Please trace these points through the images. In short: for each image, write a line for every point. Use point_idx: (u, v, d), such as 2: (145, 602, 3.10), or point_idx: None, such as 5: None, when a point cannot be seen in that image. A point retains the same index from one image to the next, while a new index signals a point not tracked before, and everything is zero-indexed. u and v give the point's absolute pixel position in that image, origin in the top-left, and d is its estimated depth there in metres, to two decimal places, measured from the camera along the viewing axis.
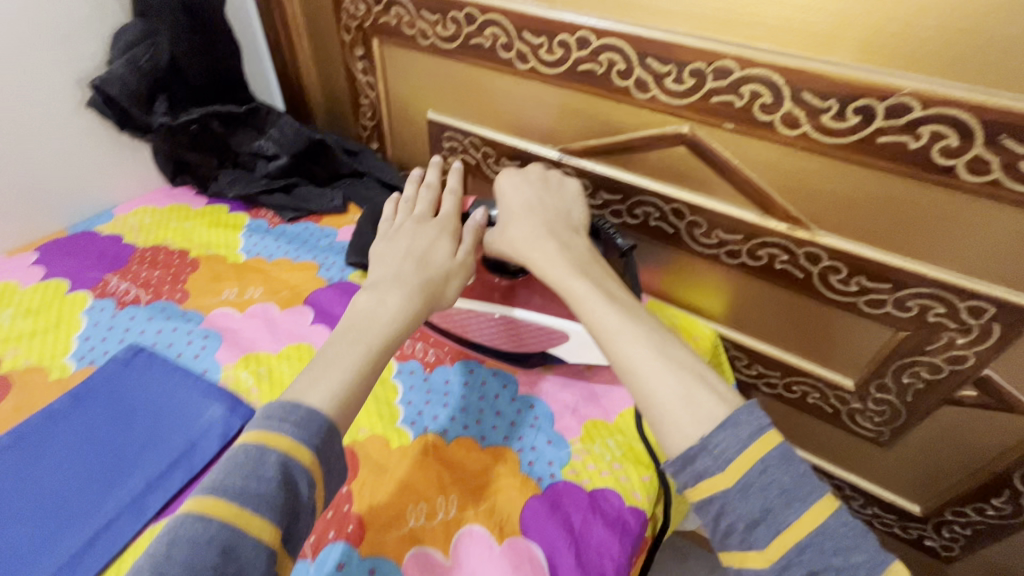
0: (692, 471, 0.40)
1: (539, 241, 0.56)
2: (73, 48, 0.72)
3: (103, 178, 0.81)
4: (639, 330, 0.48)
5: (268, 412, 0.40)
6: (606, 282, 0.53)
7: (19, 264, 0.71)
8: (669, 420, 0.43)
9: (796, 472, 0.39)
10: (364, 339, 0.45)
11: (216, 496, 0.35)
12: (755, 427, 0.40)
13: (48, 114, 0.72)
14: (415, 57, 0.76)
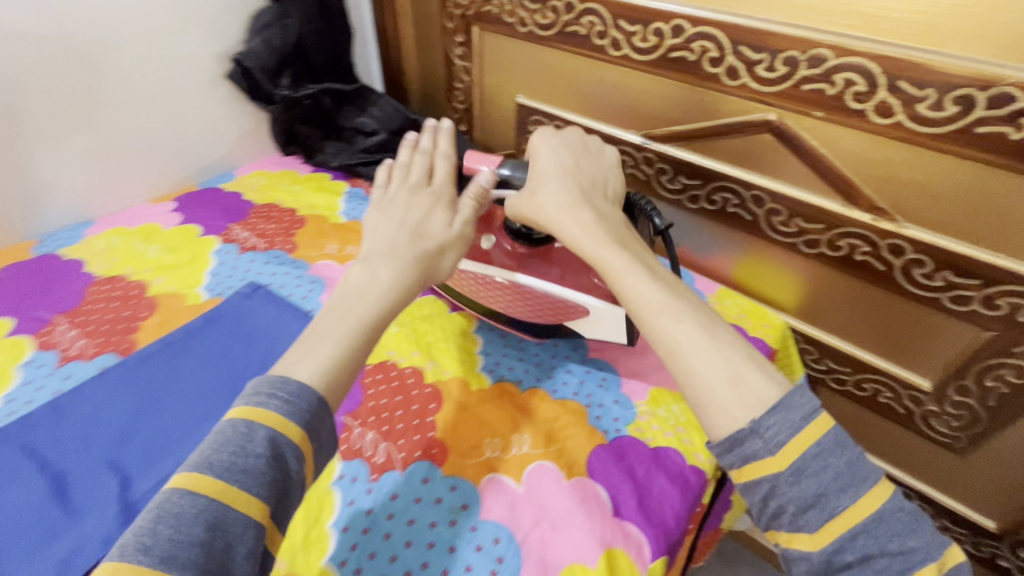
0: (741, 455, 0.38)
1: (570, 208, 0.51)
2: (219, 28, 0.83)
3: (231, 143, 0.92)
4: (681, 304, 0.44)
5: (256, 387, 0.39)
6: (642, 252, 0.49)
7: (161, 210, 0.83)
8: (715, 405, 0.39)
9: (850, 457, 0.38)
10: (359, 312, 0.44)
11: (204, 472, 0.35)
12: (809, 410, 0.38)
13: (192, 82, 0.84)
14: (512, 44, 0.81)
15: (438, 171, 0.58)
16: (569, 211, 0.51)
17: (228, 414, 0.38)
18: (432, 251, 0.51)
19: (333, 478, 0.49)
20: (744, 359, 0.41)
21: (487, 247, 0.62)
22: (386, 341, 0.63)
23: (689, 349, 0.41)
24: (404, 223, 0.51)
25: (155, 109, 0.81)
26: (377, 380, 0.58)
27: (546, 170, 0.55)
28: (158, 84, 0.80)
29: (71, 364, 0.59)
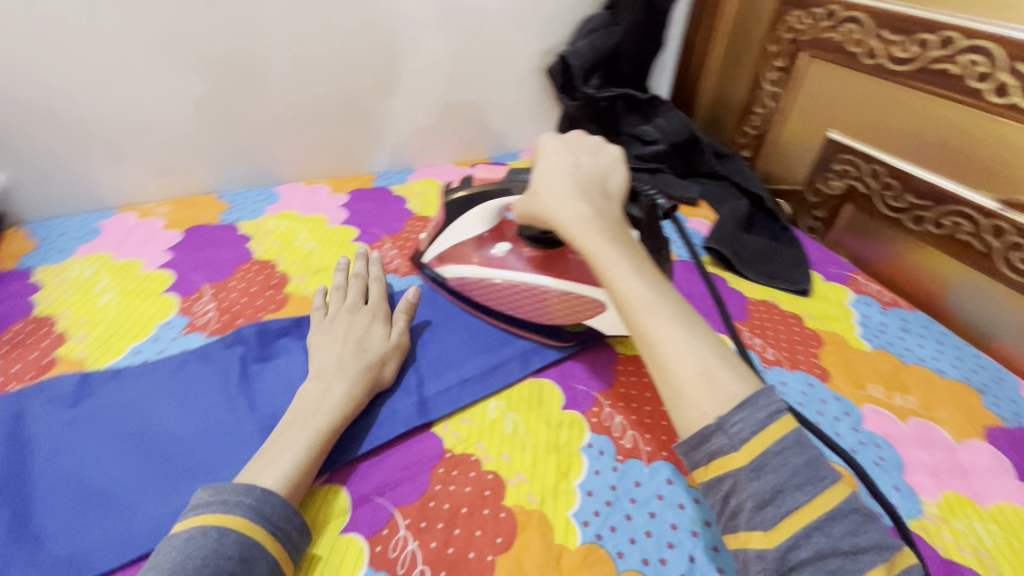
0: (707, 452, 0.35)
1: (573, 198, 0.46)
2: (553, 28, 0.91)
3: (525, 128, 1.01)
4: (666, 296, 0.41)
5: (218, 493, 0.38)
6: (626, 239, 0.45)
7: (462, 172, 0.96)
8: (688, 399, 0.36)
9: (811, 456, 0.34)
10: (327, 408, 0.47)
11: (180, 569, 0.33)
12: (775, 411, 0.35)
13: (513, 72, 0.93)
14: (845, 76, 0.76)
15: (370, 292, 0.61)
16: (570, 201, 0.46)
17: (190, 524, 0.37)
18: (377, 361, 0.53)
19: (583, 443, 0.52)
20: (715, 351, 0.38)
21: (502, 255, 0.60)
22: None
23: (671, 346, 0.38)
24: (348, 340, 0.53)
25: (482, 89, 0.93)
26: (629, 371, 0.60)
27: (552, 166, 0.48)
28: (490, 70, 0.91)
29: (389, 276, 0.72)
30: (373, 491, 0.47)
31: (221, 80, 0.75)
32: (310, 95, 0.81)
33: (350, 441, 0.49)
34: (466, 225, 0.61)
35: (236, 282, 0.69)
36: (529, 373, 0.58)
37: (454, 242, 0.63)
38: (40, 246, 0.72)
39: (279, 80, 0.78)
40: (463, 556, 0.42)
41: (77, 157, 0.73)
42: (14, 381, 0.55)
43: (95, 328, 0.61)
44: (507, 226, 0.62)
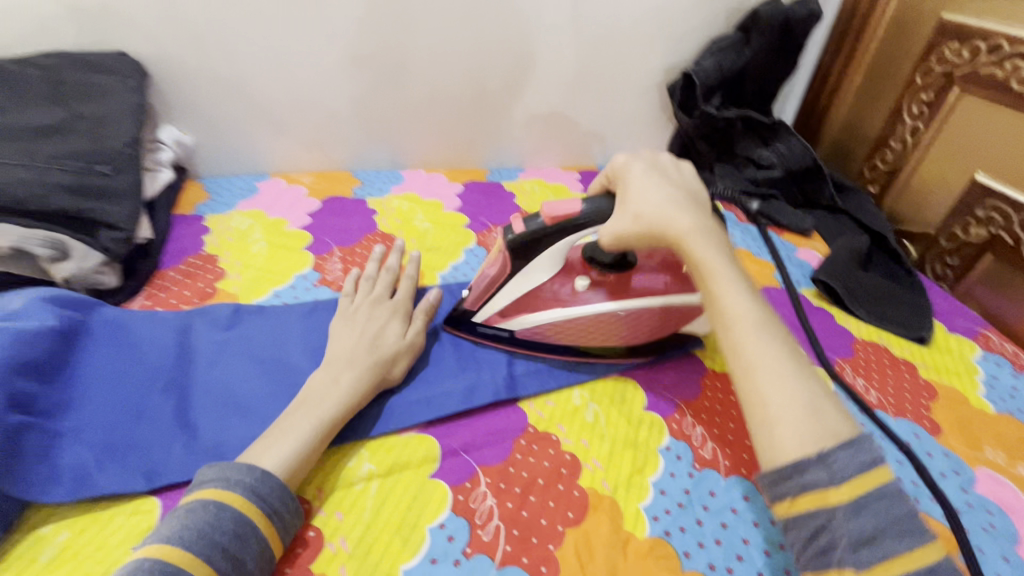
0: (801, 484, 0.35)
1: (688, 210, 0.45)
2: (681, 45, 0.90)
3: (637, 141, 1.02)
4: (774, 324, 0.41)
5: (222, 471, 0.41)
6: (730, 256, 0.45)
7: (569, 177, 0.98)
8: (796, 430, 0.37)
9: (911, 510, 0.35)
10: (333, 399, 0.48)
11: (175, 540, 0.36)
12: (876, 457, 0.36)
13: (634, 86, 0.94)
14: (1003, 116, 0.71)
15: (397, 288, 0.61)
16: (685, 212, 0.45)
17: (194, 497, 0.40)
18: (386, 360, 0.53)
19: (661, 444, 0.53)
20: (819, 385, 0.39)
21: (583, 289, 0.56)
22: None
23: (786, 373, 0.38)
24: (365, 334, 0.54)
25: (601, 99, 0.94)
26: (715, 387, 0.59)
27: (652, 178, 0.47)
28: (612, 83, 0.93)
29: None
30: (459, 448, 0.51)
31: (370, 73, 0.83)
32: (442, 92, 0.87)
33: (444, 399, 0.54)
34: (534, 273, 0.54)
35: (362, 249, 0.78)
36: (615, 369, 0.60)
37: (525, 290, 0.55)
38: (208, 198, 0.83)
39: (418, 76, 0.85)
40: (536, 520, 0.46)
41: (247, 128, 0.85)
42: (184, 303, 0.66)
43: (248, 270, 0.71)
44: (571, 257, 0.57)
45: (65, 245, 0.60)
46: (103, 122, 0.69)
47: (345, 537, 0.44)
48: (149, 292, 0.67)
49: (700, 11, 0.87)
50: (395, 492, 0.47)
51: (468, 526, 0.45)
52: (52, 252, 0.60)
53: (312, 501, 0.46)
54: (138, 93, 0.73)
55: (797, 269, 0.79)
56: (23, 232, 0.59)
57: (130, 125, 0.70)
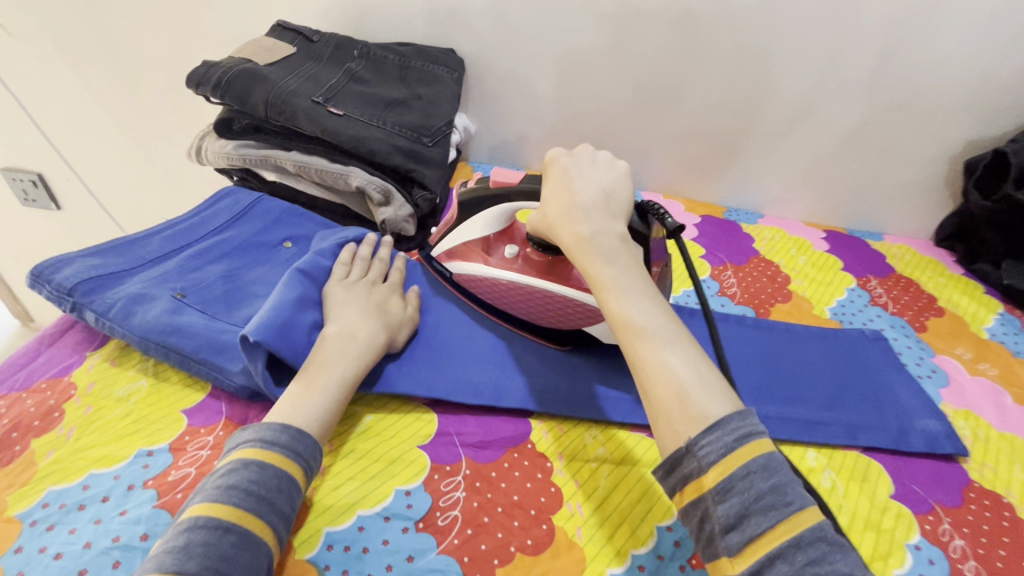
0: (680, 476, 0.38)
1: (579, 216, 0.50)
2: (997, 120, 0.81)
3: (902, 212, 0.93)
4: (656, 319, 0.44)
5: (259, 431, 0.44)
6: (623, 252, 0.48)
7: (813, 234, 0.91)
8: (661, 419, 0.39)
9: (779, 483, 0.35)
10: (354, 353, 0.52)
11: (223, 499, 0.39)
12: (744, 434, 0.37)
13: (919, 154, 0.86)
14: None
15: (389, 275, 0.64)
16: (576, 219, 0.50)
17: (232, 457, 0.42)
18: (393, 324, 0.57)
19: (909, 540, 0.48)
20: (691, 370, 0.40)
21: (511, 256, 0.64)
22: (1008, 478, 0.55)
23: (650, 367, 0.41)
24: (371, 303, 0.58)
25: (874, 160, 0.88)
26: (983, 504, 0.52)
27: (557, 187, 0.53)
28: (895, 145, 0.86)
29: (724, 298, 0.74)
30: None
31: (646, 96, 0.89)
32: (705, 124, 0.89)
33: None
34: (472, 227, 0.64)
35: None
36: (855, 445, 0.56)
37: (463, 240, 0.65)
38: (476, 180, 0.96)
39: (687, 107, 0.88)
40: None
41: (521, 127, 0.97)
42: None
43: None
44: (517, 232, 0.67)
45: (391, 194, 0.75)
46: (431, 103, 0.83)
47: (581, 503, 0.48)
48: None
49: None
50: (628, 480, 0.50)
51: (694, 539, 0.46)
52: (381, 197, 0.75)
53: (553, 461, 0.51)
54: (456, 85, 0.88)
55: None
56: (368, 178, 0.74)
57: (449, 109, 0.84)
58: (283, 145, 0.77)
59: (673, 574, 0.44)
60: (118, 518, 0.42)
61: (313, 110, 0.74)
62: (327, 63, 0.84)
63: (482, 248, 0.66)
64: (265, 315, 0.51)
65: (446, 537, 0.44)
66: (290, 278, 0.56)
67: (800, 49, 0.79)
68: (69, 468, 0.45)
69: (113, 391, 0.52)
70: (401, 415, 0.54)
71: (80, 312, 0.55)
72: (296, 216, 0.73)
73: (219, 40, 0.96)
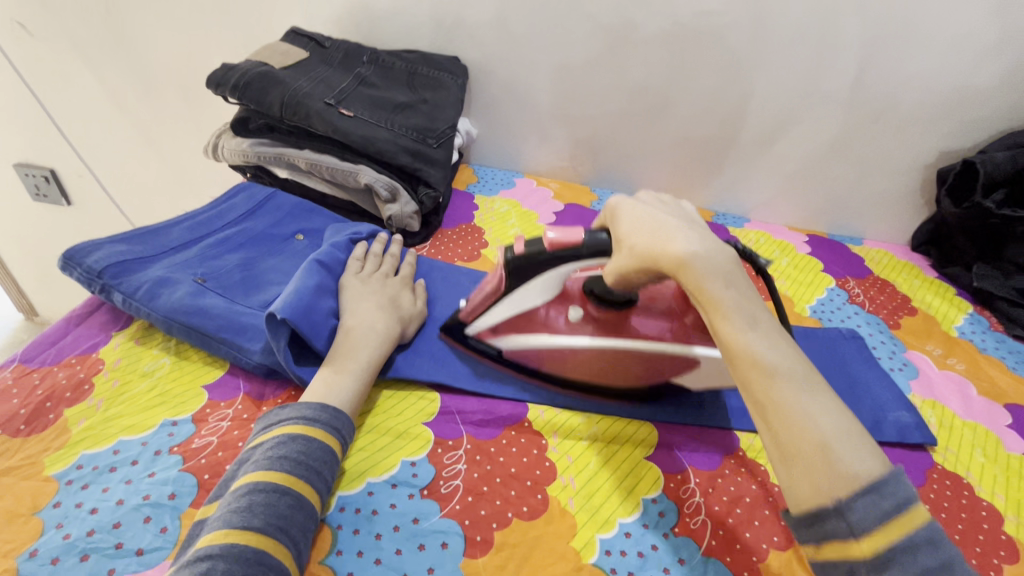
0: (819, 533, 0.35)
1: (682, 239, 0.44)
2: (967, 132, 0.86)
3: (881, 218, 0.98)
4: (788, 359, 0.39)
5: (300, 409, 0.48)
6: (742, 278, 0.42)
7: (796, 238, 0.96)
8: (802, 471, 0.35)
9: (947, 559, 0.32)
10: (373, 342, 0.56)
11: (275, 466, 0.43)
12: (902, 500, 0.33)
13: (896, 163, 0.91)
14: None
15: (399, 270, 0.68)
16: (676, 240, 0.44)
17: (278, 431, 0.46)
18: (405, 318, 0.61)
19: None
20: (836, 418, 0.36)
21: (574, 319, 0.59)
22: (968, 461, 0.59)
23: (790, 412, 0.36)
24: (386, 297, 0.62)
25: (853, 169, 0.93)
26: (944, 484, 0.56)
27: (646, 212, 0.48)
28: (872, 155, 0.91)
29: None
30: (672, 443, 0.56)
31: (639, 104, 0.93)
32: (695, 132, 0.94)
33: (667, 400, 0.60)
34: (528, 294, 0.58)
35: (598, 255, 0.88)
36: None
37: (517, 312, 0.59)
38: (477, 182, 1.01)
39: (677, 116, 0.93)
40: (740, 530, 0.49)
41: (522, 133, 1.02)
42: (457, 258, 0.81)
43: (505, 245, 0.85)
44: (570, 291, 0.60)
45: (398, 192, 0.79)
46: (436, 107, 0.88)
47: (573, 476, 0.52)
48: (434, 243, 0.84)
49: (1000, 100, 0.83)
50: (618, 456, 0.54)
51: (677, 510, 0.50)
52: (388, 195, 0.79)
53: (548, 439, 0.55)
54: (460, 90, 0.92)
55: None
56: (376, 176, 0.79)
57: (453, 113, 0.89)
58: (296, 143, 0.81)
59: (657, 540, 0.48)
60: (147, 479, 0.45)
61: (325, 112, 0.78)
62: (338, 68, 0.88)
63: (538, 316, 0.60)
64: (287, 297, 0.55)
65: (448, 503, 0.48)
66: (308, 266, 0.60)
67: (784, 64, 0.85)
68: (100, 434, 0.49)
69: (138, 366, 0.55)
70: (407, 395, 0.58)
71: (109, 294, 0.59)
72: (308, 211, 0.77)
73: (232, 45, 1.01)
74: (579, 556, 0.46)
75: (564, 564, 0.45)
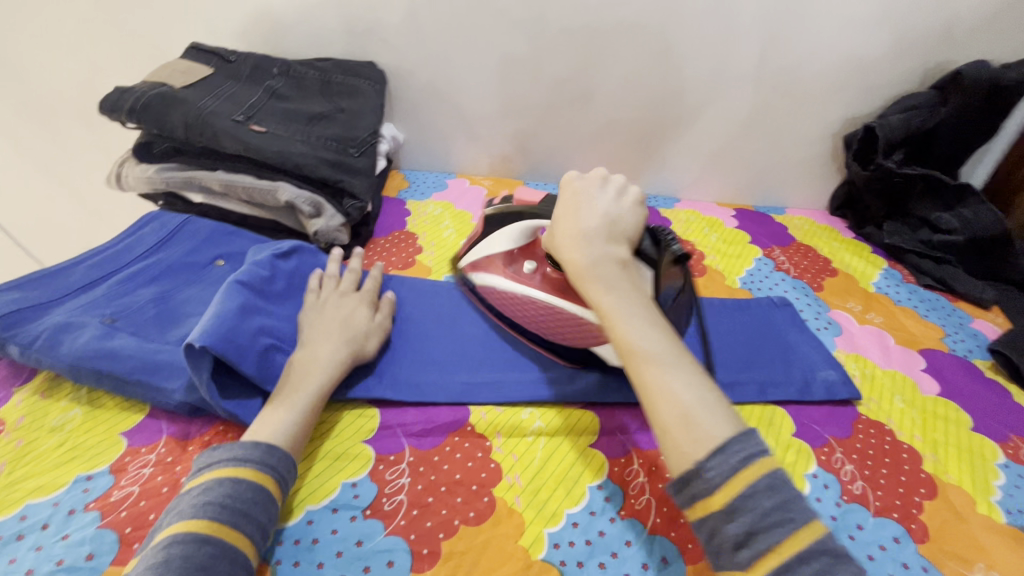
0: (688, 494, 0.38)
1: (580, 247, 0.51)
2: (867, 99, 0.91)
3: (800, 188, 1.03)
4: (657, 345, 0.44)
5: (229, 450, 0.45)
6: (626, 281, 0.48)
7: (723, 212, 0.99)
8: (668, 439, 0.40)
9: (782, 500, 0.36)
10: (317, 372, 0.53)
11: (200, 514, 0.41)
12: (746, 455, 0.37)
13: (808, 134, 0.96)
14: None
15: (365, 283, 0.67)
16: (577, 245, 0.51)
17: (209, 475, 0.44)
18: (361, 338, 0.59)
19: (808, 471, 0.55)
20: (695, 391, 0.41)
21: (529, 271, 0.65)
22: (889, 409, 0.63)
23: (653, 388, 0.42)
24: (336, 318, 0.59)
25: (769, 142, 0.97)
26: (869, 433, 0.60)
27: (567, 217, 0.54)
28: (786, 128, 0.95)
29: None
30: (615, 428, 0.57)
31: (561, 97, 0.94)
32: (619, 120, 0.96)
33: (607, 387, 0.60)
34: (497, 241, 0.67)
35: None
36: (765, 401, 0.62)
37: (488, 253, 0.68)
38: (409, 187, 0.99)
39: (600, 105, 0.94)
40: (683, 505, 0.50)
41: (450, 135, 1.01)
42: (392, 267, 0.79)
43: (441, 249, 0.84)
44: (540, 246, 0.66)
45: (321, 206, 0.77)
46: (355, 116, 0.86)
47: (519, 474, 0.52)
48: (366, 254, 0.82)
49: (894, 67, 0.88)
50: (563, 449, 0.54)
51: (622, 493, 0.51)
52: (311, 210, 0.76)
53: (491, 440, 0.55)
54: (379, 96, 0.90)
55: (969, 339, 0.75)
56: (297, 192, 0.76)
57: (374, 120, 0.87)
58: (208, 165, 0.78)
59: (605, 526, 0.48)
60: (60, 542, 0.42)
61: (234, 129, 0.75)
62: (247, 83, 0.85)
63: (506, 262, 0.67)
64: (207, 325, 0.52)
65: (393, 520, 0.47)
66: (227, 290, 0.57)
67: (696, 47, 0.87)
68: (4, 500, 0.45)
69: (45, 422, 0.52)
70: (344, 414, 0.56)
71: (4, 347, 0.54)
72: (227, 234, 0.73)
73: (130, 66, 0.95)
74: (528, 553, 0.46)
75: (513, 564, 0.45)
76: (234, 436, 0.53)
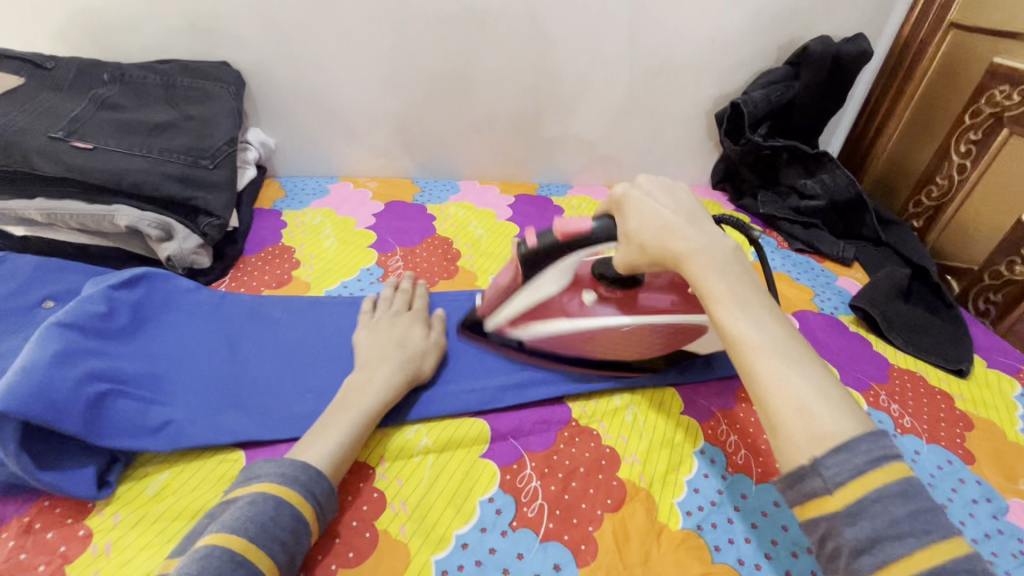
0: (802, 492, 0.35)
1: (679, 231, 0.45)
2: (732, 76, 0.95)
3: (684, 165, 1.06)
4: (772, 336, 0.39)
5: (280, 467, 0.43)
6: (736, 265, 0.43)
7: None
8: (781, 435, 0.36)
9: (918, 508, 0.32)
10: (373, 389, 0.51)
11: (240, 531, 0.38)
12: (876, 457, 0.33)
13: (684, 113, 0.98)
14: None
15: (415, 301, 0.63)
16: (673, 232, 0.45)
17: (253, 489, 0.42)
18: (420, 357, 0.56)
19: (696, 447, 0.56)
20: (817, 386, 0.36)
21: (589, 303, 0.56)
22: None
23: (768, 383, 0.37)
24: (391, 339, 0.56)
25: (649, 123, 0.99)
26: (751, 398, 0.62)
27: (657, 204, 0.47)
28: (663, 109, 0.97)
29: None
30: (506, 433, 0.55)
31: (438, 89, 0.90)
32: (501, 110, 0.94)
33: (497, 391, 0.58)
34: (541, 284, 0.55)
35: (421, 251, 0.82)
36: (654, 382, 0.62)
37: (534, 300, 0.56)
38: (284, 196, 0.91)
39: (480, 96, 0.91)
40: (577, 504, 0.50)
41: (324, 135, 0.94)
42: (264, 287, 0.73)
43: (320, 260, 0.78)
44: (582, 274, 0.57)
45: (171, 228, 0.69)
46: (206, 122, 0.76)
47: (405, 500, 0.48)
48: (234, 276, 0.74)
49: (752, 45, 0.92)
50: (452, 464, 0.52)
51: (514, 503, 0.49)
52: (160, 233, 0.68)
53: (376, 466, 0.51)
54: (234, 98, 0.81)
55: (835, 296, 0.81)
56: (138, 214, 0.67)
57: (230, 126, 0.78)
58: (24, 192, 0.67)
59: (495, 541, 0.46)
60: None
61: (51, 149, 0.65)
62: (69, 92, 0.73)
63: (556, 306, 0.57)
64: (8, 385, 0.44)
65: None
66: (41, 338, 0.49)
67: (567, 33, 0.86)
68: None
69: None
70: (201, 465, 0.51)
71: None
72: (55, 271, 0.63)
73: None
74: None
75: None
76: (63, 510, 0.46)
